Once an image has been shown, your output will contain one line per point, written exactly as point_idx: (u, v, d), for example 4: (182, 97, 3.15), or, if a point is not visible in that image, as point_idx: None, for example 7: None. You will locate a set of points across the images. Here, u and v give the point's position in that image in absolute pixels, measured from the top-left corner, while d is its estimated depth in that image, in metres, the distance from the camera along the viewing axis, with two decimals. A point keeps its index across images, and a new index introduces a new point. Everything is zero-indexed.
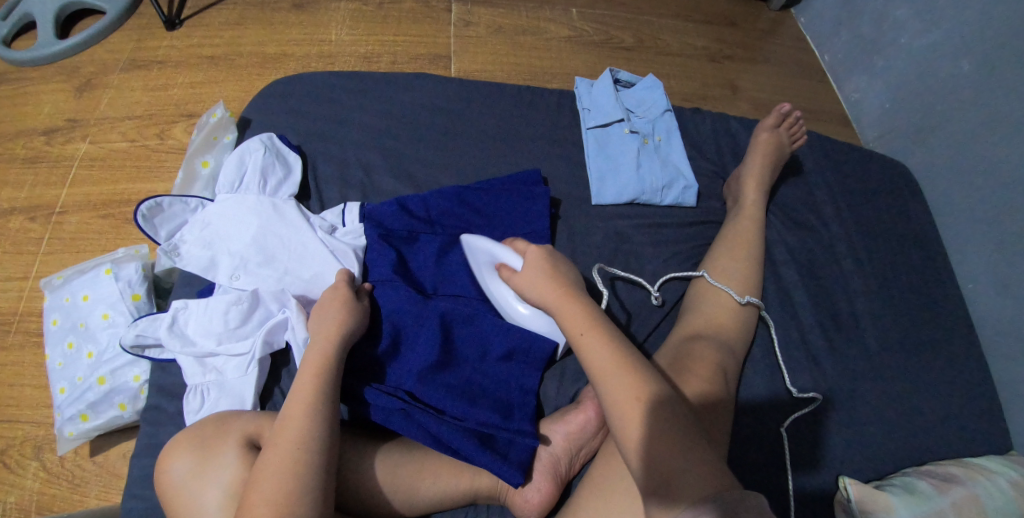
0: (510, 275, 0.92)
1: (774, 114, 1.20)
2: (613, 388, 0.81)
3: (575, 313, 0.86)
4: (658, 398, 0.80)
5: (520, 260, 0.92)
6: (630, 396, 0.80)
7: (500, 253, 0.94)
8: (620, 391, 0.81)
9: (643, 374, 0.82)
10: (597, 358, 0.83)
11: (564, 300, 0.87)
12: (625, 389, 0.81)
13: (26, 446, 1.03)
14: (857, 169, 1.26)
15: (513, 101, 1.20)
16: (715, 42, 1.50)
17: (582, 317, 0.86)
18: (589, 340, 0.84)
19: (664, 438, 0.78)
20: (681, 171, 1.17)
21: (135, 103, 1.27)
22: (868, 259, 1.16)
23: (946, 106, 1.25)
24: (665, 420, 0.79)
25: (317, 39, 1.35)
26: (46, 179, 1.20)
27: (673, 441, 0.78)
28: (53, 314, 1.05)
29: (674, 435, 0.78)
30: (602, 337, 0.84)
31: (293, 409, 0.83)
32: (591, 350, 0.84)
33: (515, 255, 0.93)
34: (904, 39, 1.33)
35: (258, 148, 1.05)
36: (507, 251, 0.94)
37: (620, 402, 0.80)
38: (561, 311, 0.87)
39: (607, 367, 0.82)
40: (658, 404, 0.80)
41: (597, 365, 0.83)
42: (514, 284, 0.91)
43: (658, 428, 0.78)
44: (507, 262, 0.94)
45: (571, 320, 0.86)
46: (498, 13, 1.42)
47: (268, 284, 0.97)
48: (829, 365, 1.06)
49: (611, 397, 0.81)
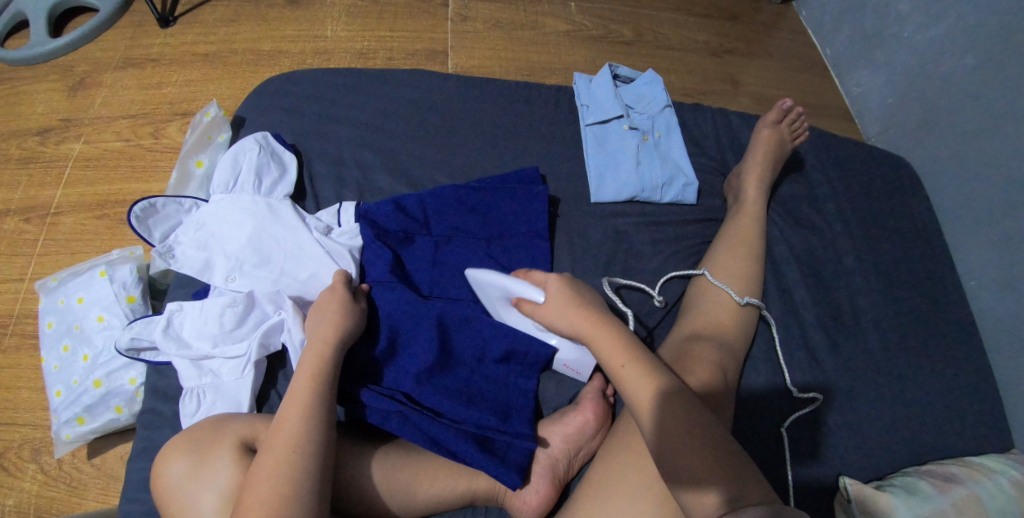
0: (533, 308, 0.90)
1: (775, 109, 1.19)
2: (656, 418, 0.79)
3: (612, 343, 0.85)
4: (706, 427, 0.77)
5: (541, 293, 0.90)
6: (678, 429, 0.78)
7: (515, 287, 0.92)
8: (666, 424, 0.78)
9: (686, 402, 0.79)
10: (638, 389, 0.81)
11: (599, 329, 0.86)
12: (669, 419, 0.79)
13: (24, 449, 1.02)
14: (859, 165, 1.24)
15: (511, 98, 1.19)
16: (715, 36, 1.48)
17: (619, 347, 0.84)
18: (628, 372, 0.82)
19: (712, 462, 0.75)
20: (681, 168, 1.15)
21: (129, 102, 1.25)
22: (869, 256, 1.15)
23: (950, 101, 1.23)
24: (715, 449, 0.76)
25: (312, 35, 1.33)
26: (41, 180, 1.19)
27: (721, 468, 0.75)
28: (49, 316, 1.03)
29: (722, 461, 0.75)
30: (642, 367, 0.83)
31: (290, 412, 0.82)
32: (633, 383, 0.82)
33: (534, 288, 0.91)
34: (906, 32, 1.31)
35: (253, 147, 1.04)
36: (523, 285, 0.92)
37: (666, 436, 0.78)
38: (598, 341, 0.85)
39: (650, 400, 0.80)
40: (703, 432, 0.77)
41: (640, 399, 0.81)
42: (539, 317, 0.89)
43: (708, 458, 0.75)
44: (525, 296, 0.91)
45: (609, 352, 0.84)
46: (496, 8, 1.40)
47: (263, 286, 0.97)
48: (830, 365, 1.05)
49: (657, 431, 0.79)
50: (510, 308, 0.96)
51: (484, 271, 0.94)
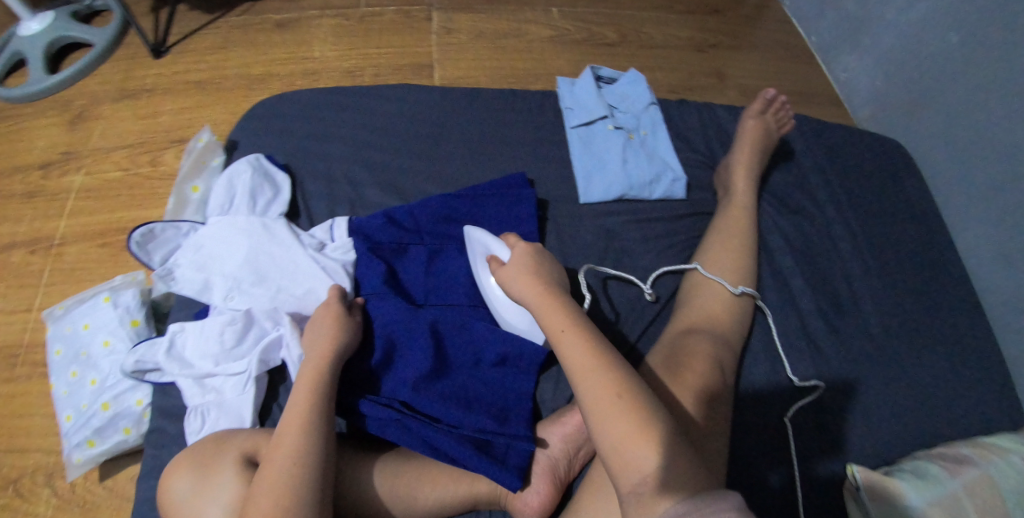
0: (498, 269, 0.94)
1: (760, 100, 1.19)
2: (591, 383, 0.79)
3: (556, 311, 0.85)
4: (637, 394, 0.77)
5: (509, 253, 0.94)
6: (610, 392, 0.77)
7: (493, 244, 0.97)
8: (598, 386, 0.78)
9: (619, 369, 0.79)
10: (576, 355, 0.81)
11: (546, 298, 0.87)
12: (604, 384, 0.78)
13: (38, 474, 1.05)
14: (850, 152, 1.24)
15: (497, 105, 1.20)
16: (699, 31, 1.48)
17: (561, 314, 0.85)
18: (567, 337, 0.82)
19: (644, 430, 0.75)
20: (669, 164, 1.16)
21: (127, 133, 1.28)
22: (865, 241, 1.15)
23: (939, 80, 1.23)
24: (645, 416, 0.76)
25: (301, 57, 1.36)
26: (44, 212, 1.21)
27: (649, 433, 0.75)
28: (56, 344, 1.06)
29: (652, 429, 0.75)
30: (580, 334, 0.82)
31: (290, 423, 0.84)
32: (570, 347, 0.82)
33: (506, 249, 0.95)
34: (890, 15, 1.31)
35: (246, 170, 1.07)
36: (498, 245, 0.96)
37: (598, 398, 0.77)
38: (542, 310, 0.86)
39: (586, 363, 0.80)
40: (637, 398, 0.77)
41: (576, 363, 0.81)
42: (500, 277, 0.93)
43: (637, 424, 0.75)
44: (499, 257, 0.96)
45: (551, 317, 0.85)
46: (479, 18, 1.43)
47: (261, 304, 0.99)
48: (830, 352, 1.05)
49: (588, 392, 0.78)
50: (487, 275, 1.00)
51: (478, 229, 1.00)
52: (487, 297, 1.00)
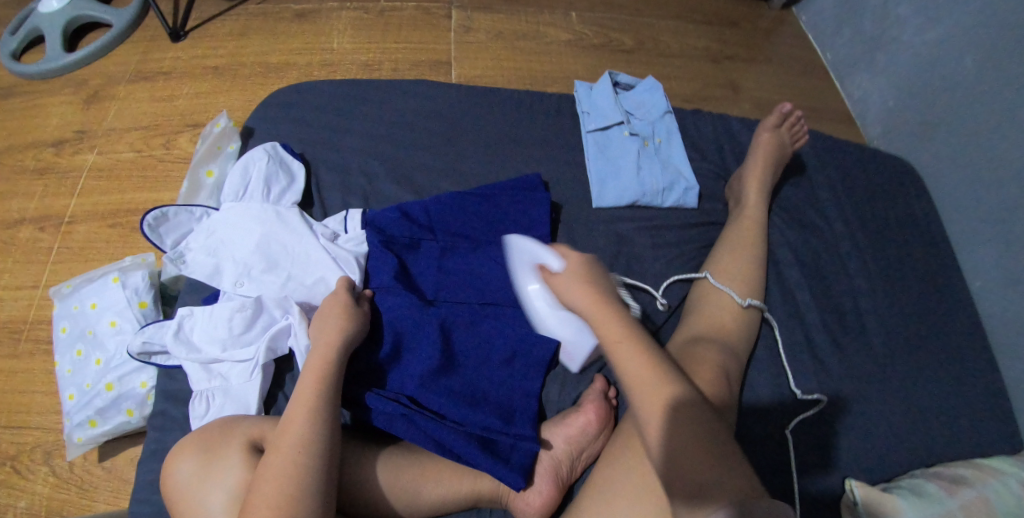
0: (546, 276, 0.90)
1: (776, 114, 1.19)
2: (648, 398, 0.79)
3: (611, 320, 0.84)
4: (695, 411, 0.78)
5: (560, 263, 0.89)
6: (667, 408, 0.78)
7: (544, 254, 0.92)
8: (655, 401, 0.79)
9: (675, 383, 0.80)
10: (632, 367, 0.81)
11: (600, 306, 0.84)
12: (661, 399, 0.79)
13: (36, 451, 1.05)
14: (861, 169, 1.25)
15: (513, 106, 1.21)
16: (715, 42, 1.49)
17: (616, 324, 0.83)
18: (623, 349, 0.82)
19: (702, 448, 0.76)
20: (682, 172, 1.16)
21: (141, 114, 1.28)
22: (873, 259, 1.15)
23: (952, 102, 1.24)
24: (702, 432, 0.77)
25: (319, 48, 1.36)
26: (55, 189, 1.21)
27: (708, 452, 0.76)
28: (62, 321, 1.06)
29: (710, 446, 0.76)
30: (636, 346, 0.82)
31: (295, 412, 0.84)
32: (626, 359, 0.81)
33: (553, 256, 0.90)
34: (906, 35, 1.32)
35: (261, 157, 1.07)
36: (546, 252, 0.91)
37: (656, 414, 0.78)
38: (596, 317, 0.84)
39: (643, 377, 0.80)
40: (695, 414, 0.78)
41: (632, 375, 0.81)
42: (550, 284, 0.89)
43: (696, 440, 0.77)
44: (548, 265, 0.91)
45: (606, 326, 0.83)
46: (498, 19, 1.43)
47: (271, 291, 0.99)
48: (834, 367, 1.06)
49: (645, 406, 0.79)
50: (529, 277, 0.96)
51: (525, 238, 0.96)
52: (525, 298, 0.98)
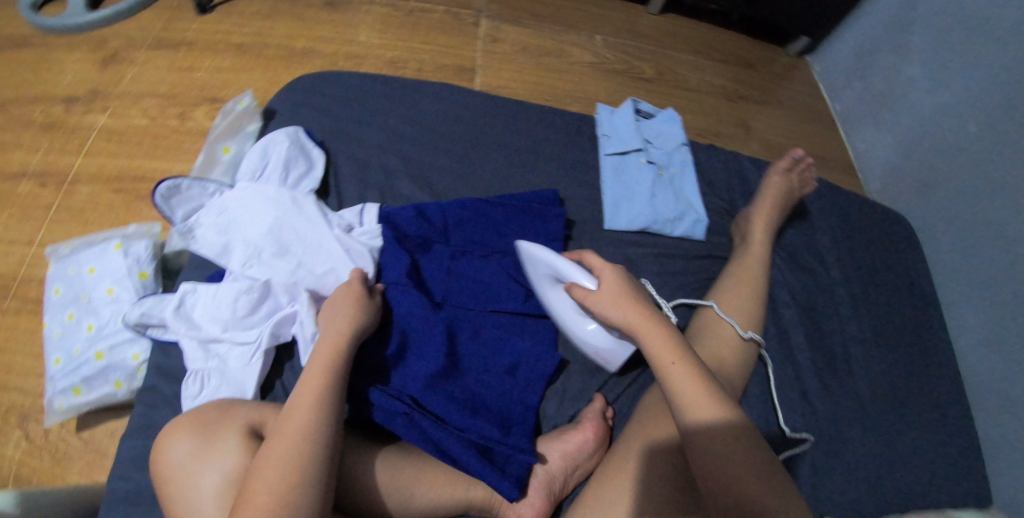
0: (584, 294, 0.93)
1: (787, 157, 1.23)
2: (702, 419, 0.82)
3: (664, 340, 0.87)
4: (748, 434, 0.82)
5: (594, 280, 0.94)
6: (722, 430, 0.81)
7: (564, 268, 0.95)
8: (711, 423, 0.82)
9: (730, 407, 0.83)
10: (686, 388, 0.84)
11: (652, 325, 0.88)
12: (716, 420, 0.82)
13: (11, 414, 1.01)
14: (861, 220, 1.29)
15: (536, 119, 1.22)
16: (731, 81, 1.53)
17: (669, 344, 0.87)
18: (677, 369, 0.85)
19: (756, 472, 0.80)
20: (693, 205, 1.18)
21: (158, 82, 1.26)
22: (865, 308, 1.19)
23: (949, 165, 1.29)
24: (755, 455, 0.81)
25: (346, 39, 1.35)
26: (61, 147, 1.18)
27: (761, 475, 0.80)
28: (56, 283, 1.03)
29: (763, 471, 0.80)
30: (690, 368, 0.85)
31: (299, 399, 0.83)
32: (681, 379, 0.84)
33: (588, 275, 0.94)
34: (912, 96, 1.38)
35: (283, 141, 1.06)
36: (575, 268, 0.95)
37: (711, 434, 0.81)
38: (649, 337, 0.88)
39: (698, 399, 0.83)
40: (749, 439, 0.81)
41: (686, 395, 0.83)
42: (592, 303, 0.92)
43: (749, 464, 0.80)
44: (578, 282, 0.94)
45: (660, 346, 0.87)
46: (526, 33, 1.45)
47: (280, 276, 0.98)
48: (822, 409, 1.09)
49: (699, 427, 0.82)
50: (556, 287, 0.99)
51: (535, 247, 0.98)
52: (555, 310, 1.00)
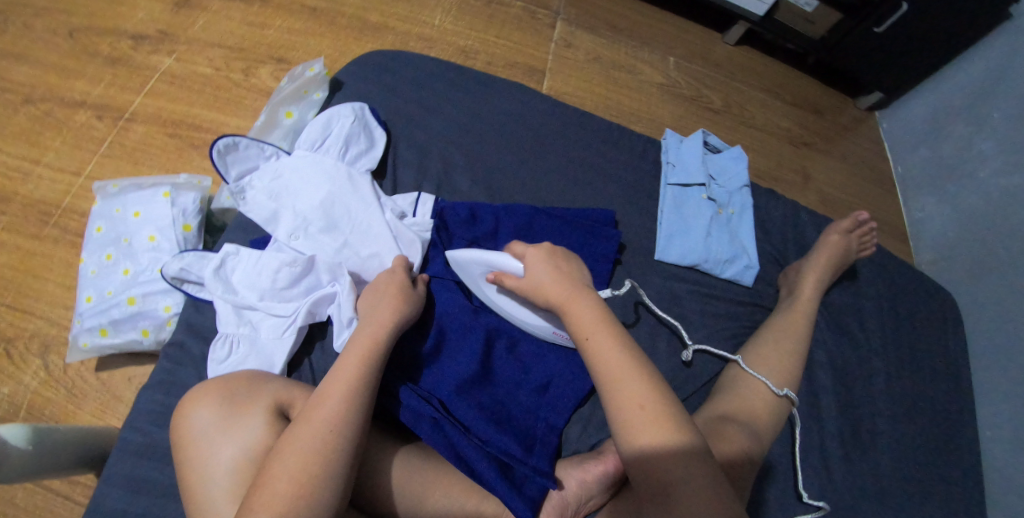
0: (511, 281, 0.91)
1: (850, 219, 1.18)
2: (615, 392, 0.80)
3: (583, 313, 0.85)
4: (664, 405, 0.79)
5: (519, 265, 0.91)
6: (635, 402, 0.79)
7: (495, 261, 0.93)
8: (625, 395, 0.79)
9: (646, 377, 0.80)
10: (602, 362, 0.81)
11: (571, 298, 0.86)
12: (630, 392, 0.79)
13: (34, 342, 1.01)
14: (912, 289, 1.24)
15: (600, 134, 1.19)
16: (798, 126, 1.48)
17: (587, 317, 0.84)
18: (593, 343, 0.82)
19: (670, 446, 0.77)
20: (746, 249, 1.15)
21: (228, 32, 1.24)
22: (900, 383, 1.15)
23: (1009, 252, 1.20)
24: (669, 427, 0.78)
25: (420, 20, 1.33)
26: (123, 83, 1.19)
27: (675, 449, 0.77)
28: (98, 221, 1.02)
29: (676, 444, 0.77)
30: (607, 339, 0.82)
31: (331, 387, 0.81)
32: (596, 351, 0.82)
33: (513, 260, 0.92)
34: (982, 173, 1.28)
35: (348, 115, 1.04)
36: (503, 258, 0.93)
37: (624, 407, 0.79)
38: (569, 311, 0.85)
39: (613, 371, 0.80)
40: (664, 411, 0.79)
41: (601, 368, 0.81)
42: (518, 287, 0.91)
43: (661, 434, 0.78)
44: (506, 270, 0.92)
45: (578, 320, 0.84)
46: (600, 43, 1.42)
47: (325, 254, 0.96)
48: (840, 479, 1.06)
49: (614, 400, 0.80)
50: (493, 286, 0.96)
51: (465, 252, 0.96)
52: (500, 307, 0.97)
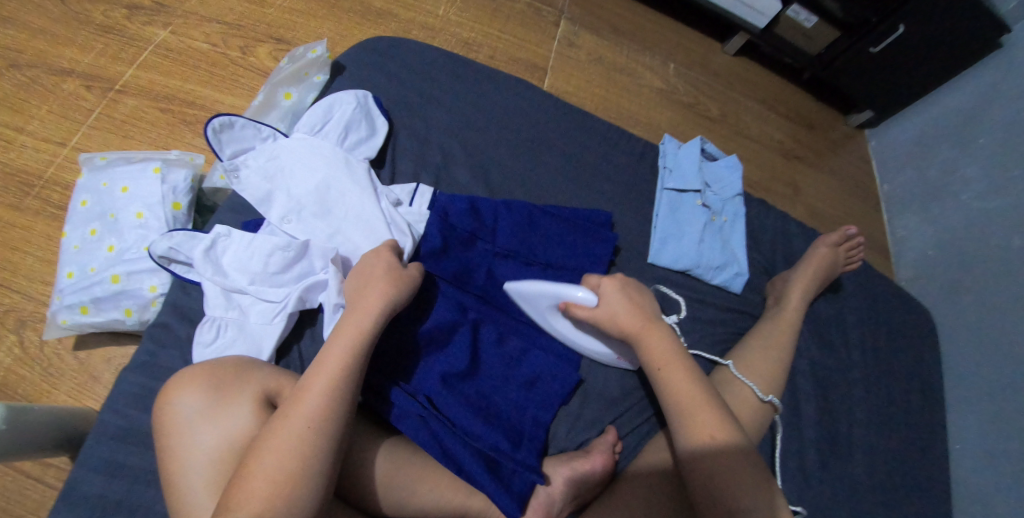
0: (583, 311, 0.92)
1: (838, 232, 1.19)
2: (688, 423, 0.86)
3: (657, 345, 0.90)
4: (732, 438, 0.85)
5: (593, 298, 0.91)
6: (707, 433, 0.85)
7: (563, 293, 0.92)
8: (697, 426, 0.85)
9: (718, 410, 0.86)
10: (675, 392, 0.87)
11: (646, 330, 0.90)
12: (702, 423, 0.85)
13: (9, 317, 0.98)
14: (894, 304, 1.26)
15: (600, 135, 1.19)
16: (790, 138, 1.50)
17: (661, 349, 0.89)
18: (668, 374, 0.88)
19: (738, 476, 0.83)
20: (737, 256, 1.16)
21: (227, 8, 1.21)
22: (878, 395, 1.17)
23: (983, 273, 1.22)
24: (736, 458, 0.84)
25: (425, 9, 1.31)
26: (114, 53, 1.15)
27: (741, 480, 0.83)
28: (83, 195, 0.99)
29: (743, 475, 0.83)
30: (681, 371, 0.88)
31: (315, 380, 0.79)
32: (670, 382, 0.88)
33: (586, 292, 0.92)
34: (963, 195, 1.30)
35: (351, 102, 1.02)
36: (573, 289, 0.92)
37: (696, 437, 0.85)
38: (644, 342, 0.90)
39: (686, 402, 0.86)
40: (733, 443, 0.84)
41: (675, 398, 0.87)
42: (590, 316, 0.92)
43: (731, 464, 0.84)
44: (575, 300, 0.92)
45: (653, 352, 0.90)
46: (602, 43, 1.42)
47: (318, 240, 0.95)
48: (817, 487, 1.08)
49: (686, 430, 0.86)
50: (557, 315, 0.96)
51: (528, 284, 0.95)
52: (561, 333, 0.98)
